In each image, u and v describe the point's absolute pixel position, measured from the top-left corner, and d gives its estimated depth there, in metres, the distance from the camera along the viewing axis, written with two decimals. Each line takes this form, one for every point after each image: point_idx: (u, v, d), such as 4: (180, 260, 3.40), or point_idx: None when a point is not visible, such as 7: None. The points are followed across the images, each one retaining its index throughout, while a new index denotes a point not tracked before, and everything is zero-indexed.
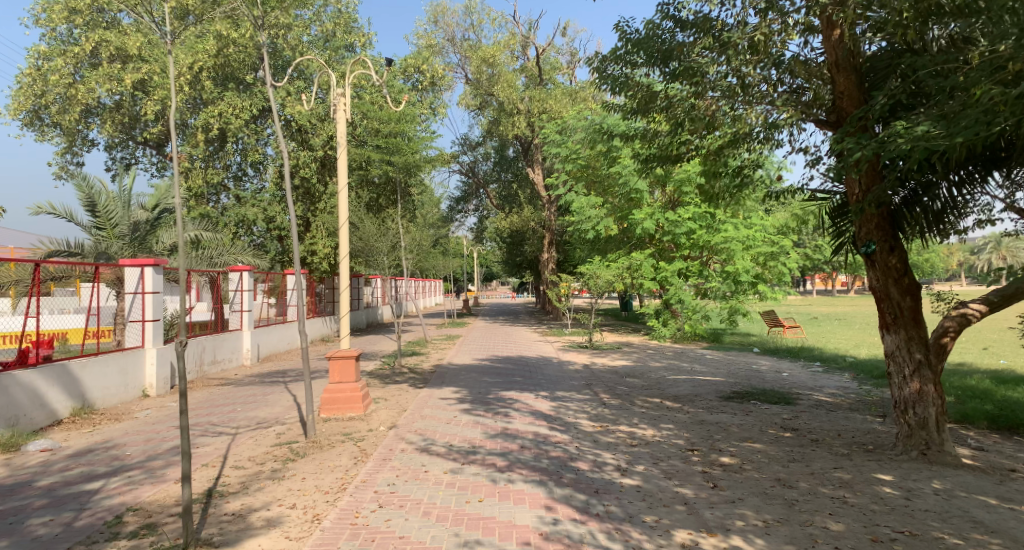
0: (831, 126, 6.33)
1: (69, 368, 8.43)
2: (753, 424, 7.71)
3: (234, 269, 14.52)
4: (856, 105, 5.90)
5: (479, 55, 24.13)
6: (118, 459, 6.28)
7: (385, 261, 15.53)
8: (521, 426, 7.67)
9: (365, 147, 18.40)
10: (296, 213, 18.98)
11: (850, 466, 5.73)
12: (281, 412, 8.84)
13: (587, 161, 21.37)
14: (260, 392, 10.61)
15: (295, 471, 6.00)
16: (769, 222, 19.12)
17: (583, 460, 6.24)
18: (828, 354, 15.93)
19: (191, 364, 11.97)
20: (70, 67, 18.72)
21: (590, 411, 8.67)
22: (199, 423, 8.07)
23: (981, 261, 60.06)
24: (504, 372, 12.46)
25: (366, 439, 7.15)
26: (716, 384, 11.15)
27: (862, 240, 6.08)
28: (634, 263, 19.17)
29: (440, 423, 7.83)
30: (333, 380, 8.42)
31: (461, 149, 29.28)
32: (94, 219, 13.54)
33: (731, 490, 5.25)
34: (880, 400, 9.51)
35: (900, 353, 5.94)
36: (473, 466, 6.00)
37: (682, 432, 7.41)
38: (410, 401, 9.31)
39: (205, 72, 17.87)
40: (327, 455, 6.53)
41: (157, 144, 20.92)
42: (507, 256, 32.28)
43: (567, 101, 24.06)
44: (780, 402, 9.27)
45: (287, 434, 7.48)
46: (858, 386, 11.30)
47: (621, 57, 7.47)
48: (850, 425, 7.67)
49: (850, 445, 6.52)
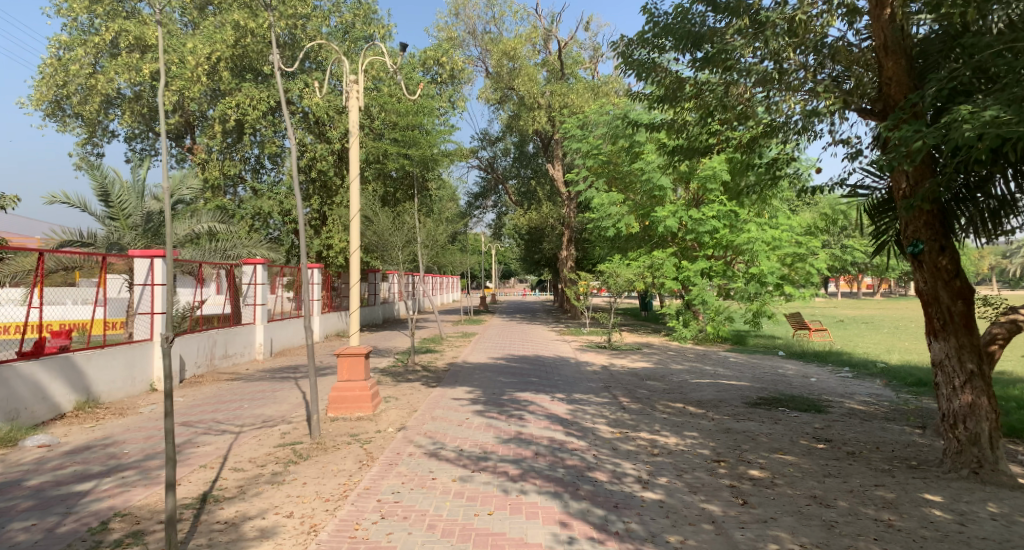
0: (876, 117, 5.80)
1: (73, 360, 8.23)
2: (783, 434, 7.24)
3: (248, 261, 14.17)
4: (906, 92, 5.37)
5: (500, 48, 23.69)
6: (115, 458, 6.02)
7: (400, 256, 15.25)
8: (536, 431, 7.28)
9: (382, 140, 18.09)
10: (312, 206, 18.75)
11: (893, 483, 5.26)
12: (289, 410, 8.56)
13: (609, 157, 20.89)
14: (269, 389, 10.38)
15: (296, 476, 5.68)
16: (796, 221, 18.49)
17: (601, 469, 5.84)
18: (858, 359, 15.29)
19: (201, 358, 11.78)
20: (90, 57, 18.66)
21: (608, 416, 8.26)
22: (203, 421, 7.80)
23: (1013, 265, 58.24)
24: (520, 372, 12.09)
25: (373, 441, 6.82)
26: (741, 389, 10.67)
27: (908, 239, 5.59)
28: (655, 262, 18.69)
29: (451, 426, 7.48)
30: (341, 379, 8.12)
31: (481, 144, 28.90)
32: (108, 209, 13.58)
33: (763, 508, 4.82)
34: (917, 410, 8.98)
35: (949, 363, 5.43)
36: (484, 474, 5.63)
37: (706, 441, 6.98)
38: (421, 401, 8.99)
39: (223, 63, 17.73)
40: (331, 458, 6.21)
41: (176, 135, 20.80)
42: (525, 254, 31.90)
43: (589, 96, 23.53)
44: (811, 410, 8.79)
45: (291, 434, 7.18)
46: (891, 394, 10.75)
47: (648, 40, 6.92)
48: (888, 437, 7.18)
49: (891, 460, 6.04)
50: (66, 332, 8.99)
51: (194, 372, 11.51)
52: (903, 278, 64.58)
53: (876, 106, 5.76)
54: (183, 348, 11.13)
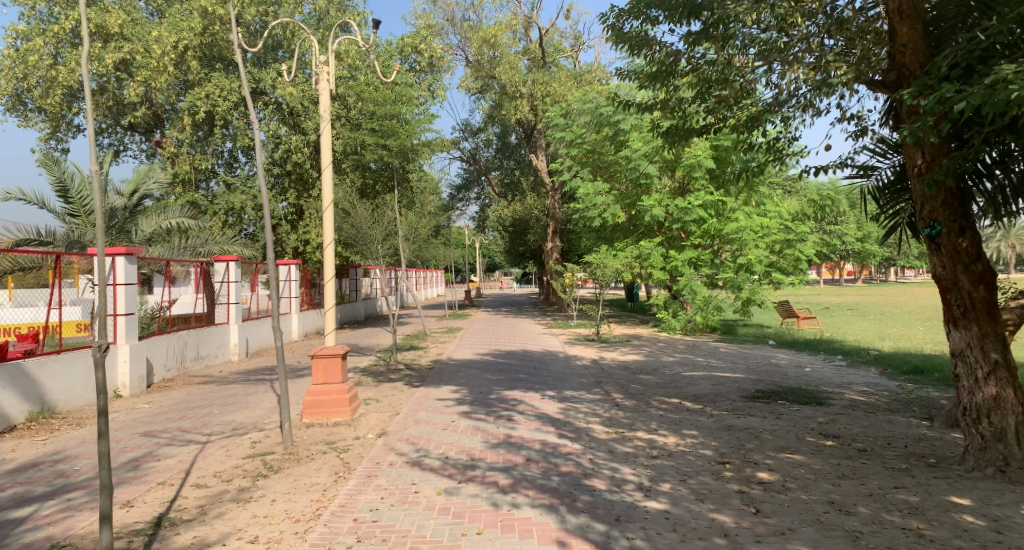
0: (888, 88, 5.37)
1: (24, 367, 7.60)
2: (787, 430, 6.84)
3: (220, 258, 13.52)
4: (923, 59, 4.94)
5: (480, 36, 23.04)
6: (63, 477, 5.46)
7: (380, 250, 14.64)
8: (527, 433, 6.82)
9: (360, 130, 17.39)
10: (289, 200, 18.07)
11: (914, 485, 4.87)
12: (261, 416, 8.01)
13: (593, 146, 20.50)
14: (242, 392, 9.79)
15: (264, 492, 5.16)
16: (783, 208, 18.16)
17: (598, 476, 5.38)
18: (851, 348, 15.00)
19: (171, 360, 11.16)
20: (50, 47, 17.75)
21: (602, 414, 7.82)
22: (166, 431, 7.23)
23: (991, 249, 58.79)
24: (508, 369, 11.61)
25: (351, 450, 6.31)
26: (737, 381, 10.28)
27: (925, 220, 5.17)
28: (642, 253, 18.30)
29: (435, 430, 6.99)
30: (317, 382, 7.58)
31: (462, 135, 28.31)
32: (68, 206, 12.93)
33: (778, 518, 4.39)
34: (920, 400, 8.65)
35: (971, 352, 5.06)
36: (473, 485, 5.16)
37: (708, 440, 6.55)
38: (404, 403, 8.48)
39: (190, 52, 17.01)
40: (304, 471, 5.69)
41: (145, 128, 19.95)
42: (509, 247, 31.41)
43: (572, 84, 23.09)
44: (812, 403, 8.41)
45: (261, 443, 6.63)
46: (890, 382, 10.45)
47: (641, 11, 6.41)
48: (896, 431, 6.81)
49: (907, 458, 5.63)
50: (31, 335, 8.37)
51: (164, 375, 10.89)
52: (884, 265, 65.13)
53: (887, 76, 5.33)
54: (151, 351, 10.48)
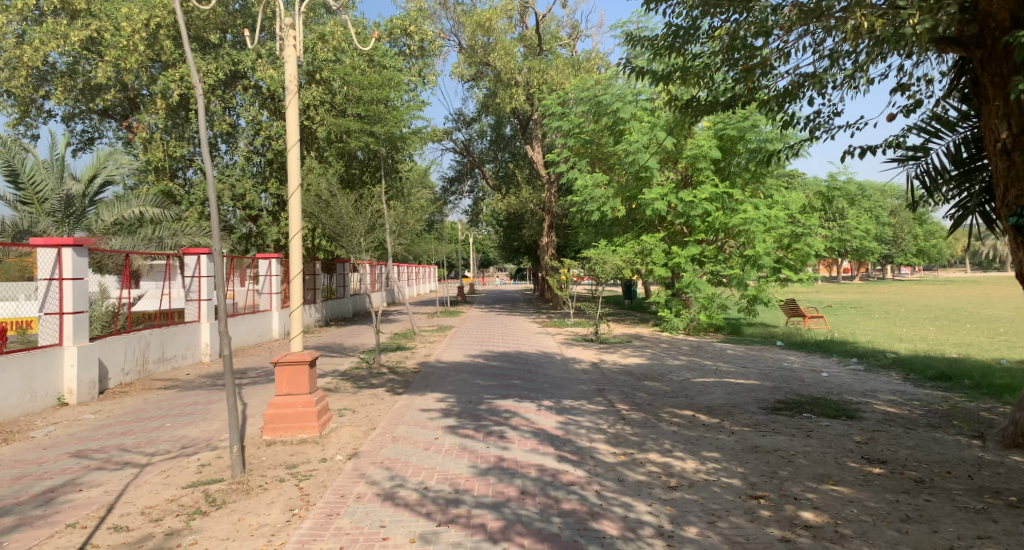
0: (967, 48, 4.68)
1: None
2: (823, 453, 5.90)
3: (189, 251, 12.51)
4: (1014, 7, 4.26)
5: (473, 20, 21.97)
6: None
7: (363, 243, 13.59)
8: (521, 455, 5.85)
9: (344, 116, 16.32)
10: (269, 191, 17.04)
11: (1002, 535, 3.94)
12: (219, 430, 7.01)
13: (592, 136, 19.44)
14: (204, 400, 8.77)
15: (196, 539, 4.16)
16: (792, 199, 17.15)
17: (608, 516, 4.41)
18: (866, 350, 14.05)
19: (130, 363, 10.15)
20: (15, 25, 16.46)
21: (606, 430, 6.85)
22: (103, 450, 6.23)
23: (988, 249, 58.70)
24: (500, 373, 10.64)
25: (314, 477, 5.34)
26: (752, 390, 9.31)
27: (1009, 208, 4.51)
28: (644, 248, 17.38)
29: (416, 450, 6.00)
30: (280, 393, 6.56)
31: (456, 125, 27.28)
32: (19, 193, 12.32)
33: None
34: (959, 413, 7.74)
35: None
36: (455, 529, 4.19)
37: (733, 465, 5.59)
38: (382, 415, 7.48)
39: (164, 31, 15.95)
40: (252, 507, 4.71)
41: (119, 113, 18.82)
42: (504, 241, 30.44)
43: (570, 71, 22.09)
44: (842, 417, 7.46)
45: (210, 467, 5.63)
46: (917, 390, 9.53)
47: None
48: (947, 455, 5.88)
49: (979, 494, 4.68)
50: None
51: (121, 380, 9.88)
52: (881, 262, 64.58)
53: (965, 30, 4.60)
54: (106, 353, 9.45)
